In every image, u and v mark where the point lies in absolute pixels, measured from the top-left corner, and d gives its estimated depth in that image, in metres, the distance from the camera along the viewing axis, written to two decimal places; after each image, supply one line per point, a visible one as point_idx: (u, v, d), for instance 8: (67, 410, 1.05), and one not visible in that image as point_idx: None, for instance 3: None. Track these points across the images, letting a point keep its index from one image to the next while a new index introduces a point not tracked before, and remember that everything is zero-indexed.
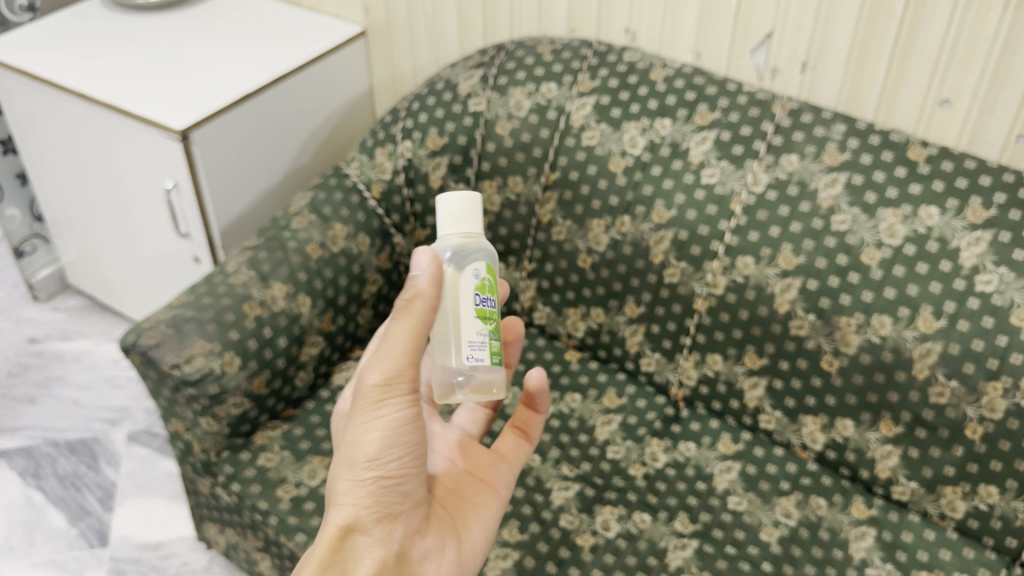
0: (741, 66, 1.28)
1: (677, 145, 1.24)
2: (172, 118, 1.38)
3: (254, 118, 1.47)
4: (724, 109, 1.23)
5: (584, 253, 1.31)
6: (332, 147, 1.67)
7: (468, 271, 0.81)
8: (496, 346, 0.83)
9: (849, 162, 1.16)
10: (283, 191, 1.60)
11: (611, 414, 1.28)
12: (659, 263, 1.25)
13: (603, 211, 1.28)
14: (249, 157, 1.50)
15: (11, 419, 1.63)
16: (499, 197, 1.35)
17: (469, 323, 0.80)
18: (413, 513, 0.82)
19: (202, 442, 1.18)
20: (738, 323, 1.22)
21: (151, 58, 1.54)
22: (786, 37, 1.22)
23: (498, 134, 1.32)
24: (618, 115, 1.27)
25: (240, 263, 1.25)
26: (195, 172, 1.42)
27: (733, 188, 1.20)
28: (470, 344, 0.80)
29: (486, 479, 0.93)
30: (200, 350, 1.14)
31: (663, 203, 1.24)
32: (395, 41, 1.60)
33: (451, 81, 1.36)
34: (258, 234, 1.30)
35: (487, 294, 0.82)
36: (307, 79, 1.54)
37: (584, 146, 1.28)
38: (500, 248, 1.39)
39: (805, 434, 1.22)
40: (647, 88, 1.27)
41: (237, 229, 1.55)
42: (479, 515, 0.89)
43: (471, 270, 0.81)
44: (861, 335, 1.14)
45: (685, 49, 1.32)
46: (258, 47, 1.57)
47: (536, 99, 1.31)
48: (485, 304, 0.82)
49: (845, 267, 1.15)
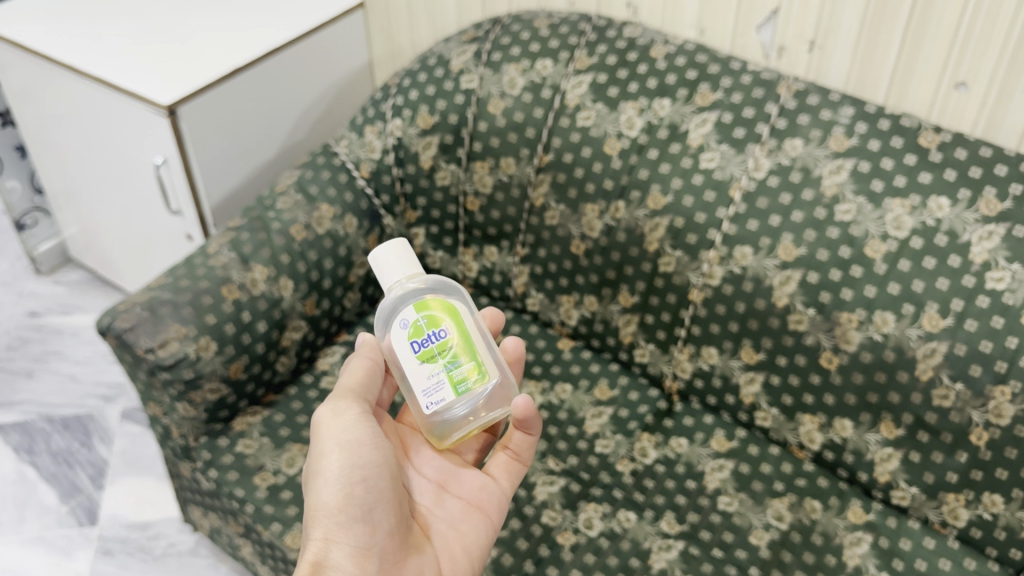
0: (746, 43, 1.21)
1: (676, 127, 1.18)
2: (158, 91, 1.34)
3: (246, 93, 1.43)
4: (726, 89, 1.17)
5: (578, 239, 1.26)
6: (330, 122, 1.63)
7: (398, 324, 0.85)
8: (459, 375, 0.85)
9: (856, 147, 1.09)
10: (277, 168, 1.57)
11: (602, 407, 1.24)
12: (654, 251, 1.20)
13: (597, 195, 1.23)
14: (239, 133, 1.46)
15: (9, 393, 1.63)
16: (490, 179, 1.30)
17: (418, 373, 0.84)
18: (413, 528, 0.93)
19: (180, 426, 1.16)
20: (734, 315, 1.16)
21: (143, 30, 1.50)
22: (793, 14, 1.15)
23: (490, 114, 1.27)
24: (615, 94, 1.22)
25: (221, 244, 1.22)
26: (183, 148, 1.38)
27: (732, 173, 1.14)
28: (425, 393, 0.84)
29: (472, 502, 0.97)
30: (175, 334, 1.11)
31: (659, 188, 1.18)
32: (394, 14, 1.55)
33: (444, 56, 1.31)
34: (242, 213, 1.27)
35: (426, 334, 0.85)
36: (301, 53, 1.49)
37: (578, 127, 1.23)
38: (493, 232, 1.34)
39: (802, 433, 1.16)
40: (646, 66, 1.22)
41: (228, 206, 1.51)
42: (460, 544, 0.94)
43: (397, 323, 0.85)
44: (862, 333, 1.08)
45: (688, 24, 1.25)
46: (252, 19, 1.52)
47: (531, 77, 1.26)
48: (428, 343, 0.85)
49: (848, 259, 1.08)
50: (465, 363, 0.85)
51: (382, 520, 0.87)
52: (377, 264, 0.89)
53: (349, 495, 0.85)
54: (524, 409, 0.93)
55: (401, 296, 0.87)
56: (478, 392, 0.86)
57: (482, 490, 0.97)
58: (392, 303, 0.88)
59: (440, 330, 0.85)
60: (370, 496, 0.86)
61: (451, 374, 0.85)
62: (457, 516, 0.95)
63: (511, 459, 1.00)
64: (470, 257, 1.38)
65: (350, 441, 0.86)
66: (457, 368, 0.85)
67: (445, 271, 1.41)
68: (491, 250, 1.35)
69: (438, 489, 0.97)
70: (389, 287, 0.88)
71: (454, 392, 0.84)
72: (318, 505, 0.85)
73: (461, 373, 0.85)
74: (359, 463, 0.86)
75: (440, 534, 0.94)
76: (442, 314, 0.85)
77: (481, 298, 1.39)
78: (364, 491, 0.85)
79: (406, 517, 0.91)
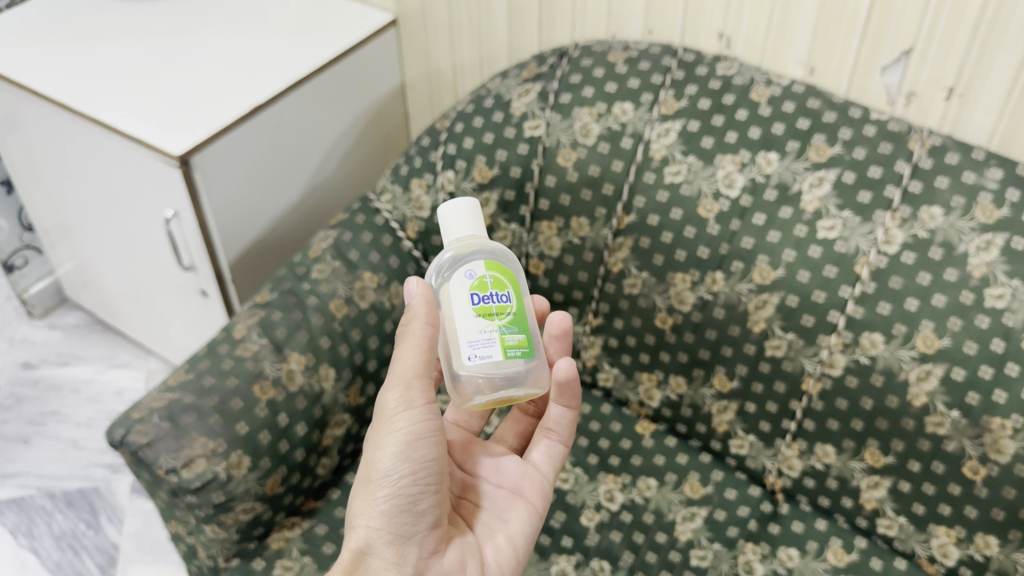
0: (865, 86, 1.03)
1: (786, 188, 1.01)
2: (166, 139, 1.16)
3: (265, 133, 1.25)
4: (847, 142, 0.99)
5: (664, 312, 1.08)
6: (360, 154, 1.45)
7: (461, 272, 0.76)
8: (512, 341, 0.75)
9: (1009, 219, 0.92)
10: (302, 211, 1.39)
11: (694, 508, 1.06)
12: (759, 332, 1.02)
13: (688, 263, 1.05)
14: (260, 176, 1.28)
15: (3, 464, 1.45)
16: (559, 241, 1.13)
17: (470, 322, 0.74)
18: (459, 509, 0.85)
19: (207, 548, 0.98)
20: (859, 412, 0.99)
21: (146, 58, 1.31)
22: (930, 54, 0.96)
23: (559, 166, 1.09)
24: (709, 145, 1.04)
25: (250, 326, 1.03)
26: (198, 202, 1.20)
27: (858, 246, 0.97)
28: (471, 345, 0.74)
29: (514, 490, 0.88)
30: (201, 449, 0.93)
31: (767, 259, 1.01)
32: (431, 33, 1.36)
33: (502, 96, 1.12)
34: (271, 284, 1.09)
35: (490, 292, 0.76)
36: (326, 83, 1.31)
37: (666, 184, 1.05)
38: (560, 298, 1.16)
39: (935, 546, 0.99)
40: (746, 111, 1.04)
41: (252, 260, 1.34)
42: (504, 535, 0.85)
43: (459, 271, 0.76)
44: (1018, 442, 0.91)
45: (794, 61, 1.06)
46: (270, 44, 1.33)
47: (608, 123, 1.07)
48: (488, 300, 0.75)
49: (1001, 355, 0.91)
50: (518, 332, 0.76)
51: (429, 512, 0.77)
52: (447, 219, 0.80)
53: (400, 489, 0.75)
54: (566, 376, 0.85)
55: (466, 251, 0.78)
56: (523, 368, 0.76)
57: (524, 478, 0.89)
58: (455, 259, 0.79)
59: (504, 293, 0.76)
60: (416, 487, 0.76)
61: (504, 338, 0.75)
62: (501, 506, 0.87)
63: (553, 442, 0.91)
64: None
65: (411, 437, 0.75)
66: (509, 335, 0.75)
67: None
68: None
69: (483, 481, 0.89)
70: (454, 244, 0.79)
71: (503, 354, 0.74)
72: (366, 496, 0.76)
73: (514, 339, 0.75)
74: (416, 457, 0.75)
75: (481, 523, 0.86)
76: (507, 279, 0.77)
77: None
78: (417, 483, 0.76)
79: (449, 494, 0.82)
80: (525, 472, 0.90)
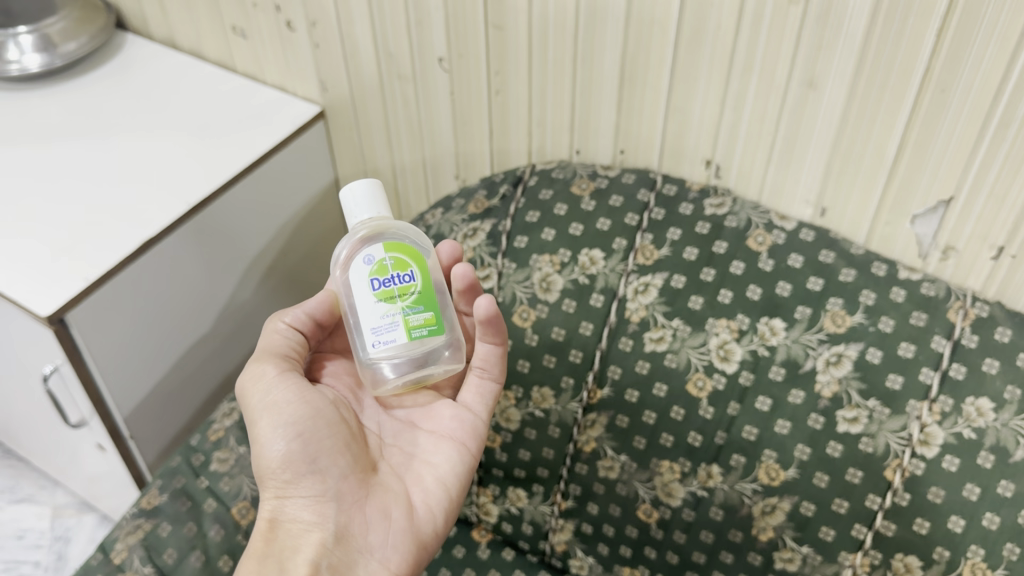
0: (891, 234, 0.83)
1: (796, 365, 0.81)
2: (32, 293, 0.94)
3: (163, 265, 1.03)
4: (870, 310, 0.80)
5: (648, 504, 0.88)
6: (287, 265, 1.24)
7: (358, 259, 0.66)
8: (414, 323, 0.65)
9: None
10: (218, 338, 1.18)
11: None
12: (767, 541, 0.83)
13: (676, 451, 0.85)
14: (161, 306, 1.06)
15: None
16: (517, 412, 0.92)
17: (369, 304, 0.65)
18: (346, 488, 0.70)
19: None
20: None
21: (14, 173, 1.08)
22: (975, 208, 0.77)
23: (515, 327, 0.90)
24: (699, 307, 0.84)
25: (130, 547, 0.83)
26: (79, 361, 0.98)
27: (887, 447, 0.78)
28: (372, 332, 0.64)
29: (440, 433, 0.75)
30: None
31: (775, 456, 0.81)
32: (365, 128, 1.14)
33: (445, 236, 0.94)
34: (162, 481, 0.88)
35: (390, 275, 0.65)
36: (240, 196, 1.10)
37: (646, 352, 0.85)
38: (521, 474, 0.96)
39: None
40: (744, 263, 0.84)
41: (160, 406, 1.12)
42: (431, 477, 0.73)
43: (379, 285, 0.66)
44: None
45: (800, 198, 0.86)
46: (170, 149, 1.11)
47: (573, 274, 0.88)
48: (389, 284, 0.65)
49: None
50: (422, 311, 0.65)
51: (330, 466, 0.70)
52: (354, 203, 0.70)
53: (290, 454, 0.69)
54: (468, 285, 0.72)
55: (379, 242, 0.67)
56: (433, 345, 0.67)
57: (451, 419, 0.75)
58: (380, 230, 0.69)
59: (406, 275, 0.65)
60: (308, 449, 0.69)
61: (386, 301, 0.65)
62: (407, 444, 0.76)
63: (484, 379, 0.76)
64: (488, 499, 0.98)
65: (274, 403, 0.70)
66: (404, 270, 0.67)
67: (453, 513, 1.00)
68: (518, 493, 0.97)
69: (407, 427, 0.77)
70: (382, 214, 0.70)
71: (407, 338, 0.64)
72: (285, 463, 0.70)
73: (419, 318, 0.65)
74: (312, 439, 0.70)
75: (409, 473, 0.74)
76: (408, 257, 0.66)
77: (505, 551, 0.98)
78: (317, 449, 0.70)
79: (315, 446, 0.70)
80: (451, 414, 0.76)
